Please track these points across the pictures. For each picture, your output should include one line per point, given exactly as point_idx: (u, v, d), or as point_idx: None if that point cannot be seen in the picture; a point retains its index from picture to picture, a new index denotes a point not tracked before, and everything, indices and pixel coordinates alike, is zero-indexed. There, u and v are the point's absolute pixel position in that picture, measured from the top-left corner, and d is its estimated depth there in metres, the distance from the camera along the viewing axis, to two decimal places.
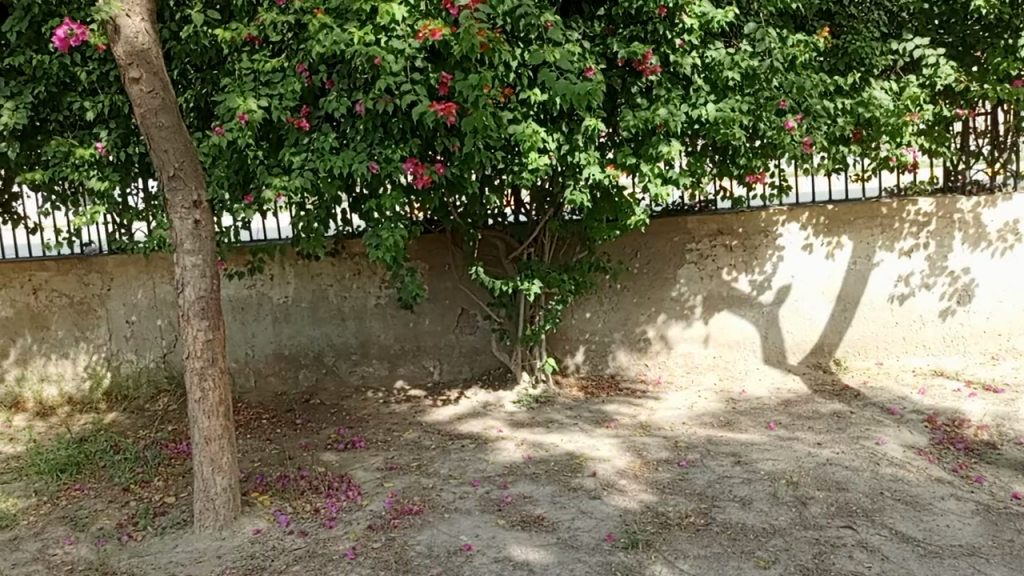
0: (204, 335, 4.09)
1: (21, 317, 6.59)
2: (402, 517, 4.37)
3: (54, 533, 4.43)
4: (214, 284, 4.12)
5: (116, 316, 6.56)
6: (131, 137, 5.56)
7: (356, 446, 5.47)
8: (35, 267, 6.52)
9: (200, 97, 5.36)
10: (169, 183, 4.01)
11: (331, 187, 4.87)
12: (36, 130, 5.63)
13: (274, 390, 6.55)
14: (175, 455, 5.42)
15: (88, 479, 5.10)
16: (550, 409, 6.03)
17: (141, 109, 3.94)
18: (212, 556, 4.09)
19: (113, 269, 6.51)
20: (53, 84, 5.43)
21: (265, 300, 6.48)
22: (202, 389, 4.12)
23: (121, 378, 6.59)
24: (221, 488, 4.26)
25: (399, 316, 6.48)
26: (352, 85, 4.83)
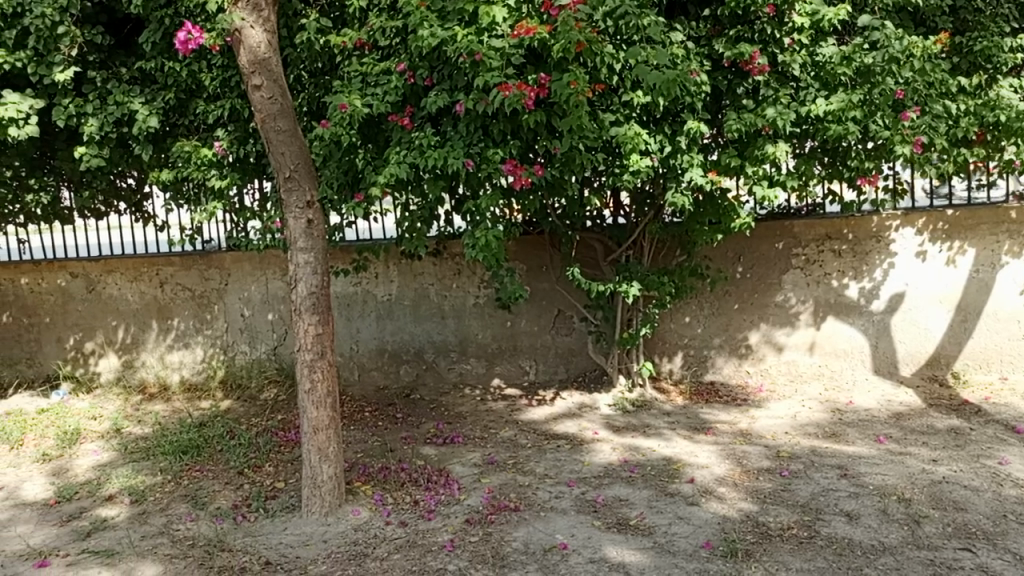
0: (315, 329, 4.28)
1: (149, 307, 7.07)
2: (500, 513, 4.45)
3: (178, 510, 4.74)
4: (324, 281, 4.31)
5: (233, 310, 6.96)
6: (248, 139, 5.85)
7: (454, 442, 5.60)
8: (162, 263, 6.99)
9: (313, 100, 5.62)
10: (285, 184, 4.22)
11: (434, 187, 4.97)
12: (166, 134, 6.02)
13: (376, 384, 6.77)
14: (285, 443, 5.70)
15: (207, 462, 5.43)
16: (647, 414, 5.99)
17: (261, 114, 4.16)
18: (319, 540, 4.27)
19: (231, 265, 6.91)
20: (182, 90, 5.79)
21: (370, 297, 6.71)
22: (312, 380, 4.32)
23: (236, 368, 6.98)
24: (328, 476, 4.46)
25: (497, 316, 6.58)
26: (453, 85, 4.90)
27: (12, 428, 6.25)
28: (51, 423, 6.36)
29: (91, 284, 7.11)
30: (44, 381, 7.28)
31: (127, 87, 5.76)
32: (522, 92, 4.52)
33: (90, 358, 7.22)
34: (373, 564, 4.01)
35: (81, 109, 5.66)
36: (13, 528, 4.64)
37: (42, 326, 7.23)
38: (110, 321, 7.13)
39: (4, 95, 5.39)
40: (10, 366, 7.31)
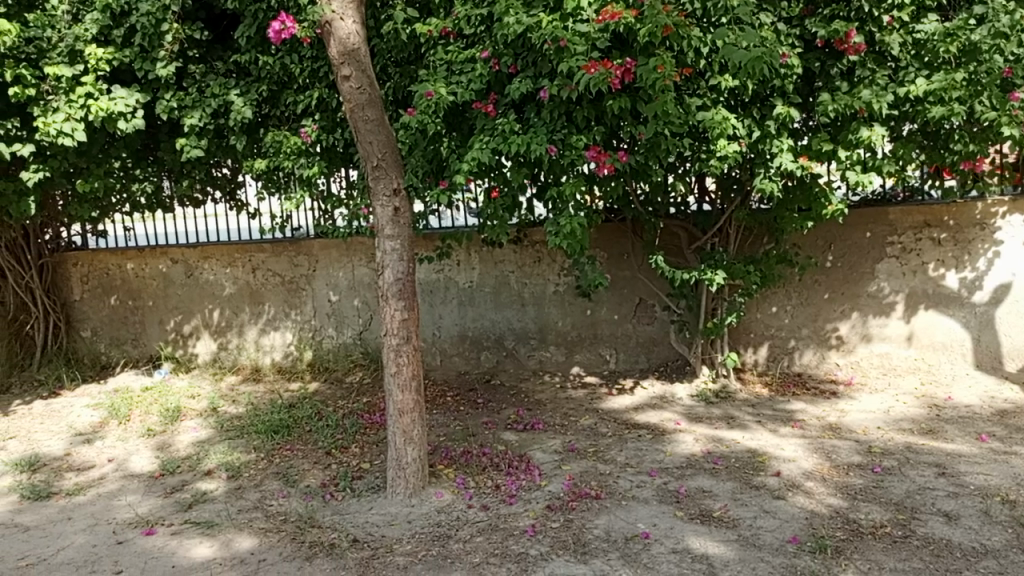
0: (400, 315, 4.37)
1: (243, 292, 7.37)
2: (581, 500, 4.46)
3: (270, 487, 4.94)
4: (410, 267, 4.40)
5: (321, 295, 7.19)
6: (336, 128, 5.96)
7: (535, 428, 5.63)
8: (254, 249, 7.27)
9: (399, 89, 5.70)
10: (373, 173, 4.31)
11: (518, 175, 5.00)
12: (259, 125, 6.24)
13: (457, 369, 6.87)
14: (370, 425, 5.86)
15: (297, 441, 5.65)
16: (731, 405, 5.88)
17: (350, 104, 4.25)
18: (403, 520, 4.37)
19: (319, 251, 7.13)
20: (274, 82, 5.97)
21: (452, 284, 6.80)
22: (398, 364, 4.41)
23: (323, 351, 7.21)
24: (412, 458, 4.56)
25: (577, 303, 6.56)
26: (537, 72, 4.89)
27: (119, 404, 6.65)
28: (154, 400, 6.73)
29: (189, 270, 7.46)
30: (148, 360, 7.71)
31: (223, 80, 5.97)
32: (607, 71, 4.49)
33: (189, 340, 7.59)
34: (456, 545, 4.08)
35: (181, 103, 5.92)
36: (122, 497, 4.94)
37: (145, 309, 7.64)
38: (207, 305, 7.47)
39: (113, 90, 5.69)
40: (117, 347, 7.75)
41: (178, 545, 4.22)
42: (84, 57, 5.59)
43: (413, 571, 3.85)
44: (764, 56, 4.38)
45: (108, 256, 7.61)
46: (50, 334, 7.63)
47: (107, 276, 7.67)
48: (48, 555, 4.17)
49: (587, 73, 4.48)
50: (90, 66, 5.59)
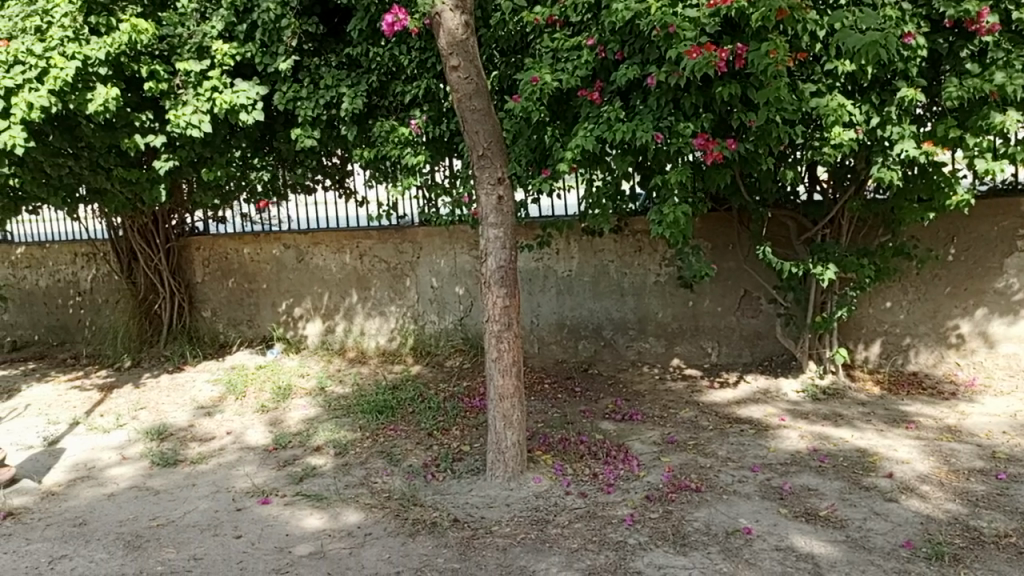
0: (502, 302, 4.43)
1: (350, 278, 7.66)
2: (680, 492, 4.42)
3: (375, 465, 5.13)
4: (512, 255, 4.44)
5: (424, 281, 7.38)
6: (442, 118, 6.11)
7: (633, 419, 5.61)
8: (362, 236, 7.53)
9: (505, 79, 5.74)
10: (478, 162, 4.37)
11: (623, 163, 4.98)
12: (368, 114, 6.37)
13: (555, 358, 6.91)
14: (470, 409, 5.99)
15: (400, 422, 5.84)
16: (839, 403, 5.67)
17: (457, 94, 4.31)
18: (502, 503, 4.45)
19: (423, 238, 7.32)
20: (383, 73, 6.14)
21: (552, 273, 6.83)
22: (499, 349, 4.49)
23: (425, 336, 7.41)
24: (511, 443, 4.63)
25: (679, 294, 6.46)
26: (645, 59, 4.83)
27: (236, 381, 7.05)
28: (268, 378, 7.10)
29: (301, 255, 7.81)
30: (261, 340, 8.12)
31: (336, 72, 6.18)
32: (710, 55, 4.39)
33: (299, 322, 7.95)
34: (554, 530, 4.12)
35: (296, 94, 6.19)
36: (240, 468, 5.24)
37: (259, 292, 8.06)
38: (316, 289, 7.80)
39: (236, 83, 6.00)
40: (234, 327, 8.22)
41: (291, 515, 4.45)
42: (211, 52, 5.93)
43: (512, 552, 3.92)
44: (879, 42, 4.22)
45: (228, 241, 8.07)
46: (175, 313, 8.13)
47: (227, 260, 8.13)
48: (175, 517, 4.48)
49: (688, 58, 4.41)
50: (216, 61, 5.92)
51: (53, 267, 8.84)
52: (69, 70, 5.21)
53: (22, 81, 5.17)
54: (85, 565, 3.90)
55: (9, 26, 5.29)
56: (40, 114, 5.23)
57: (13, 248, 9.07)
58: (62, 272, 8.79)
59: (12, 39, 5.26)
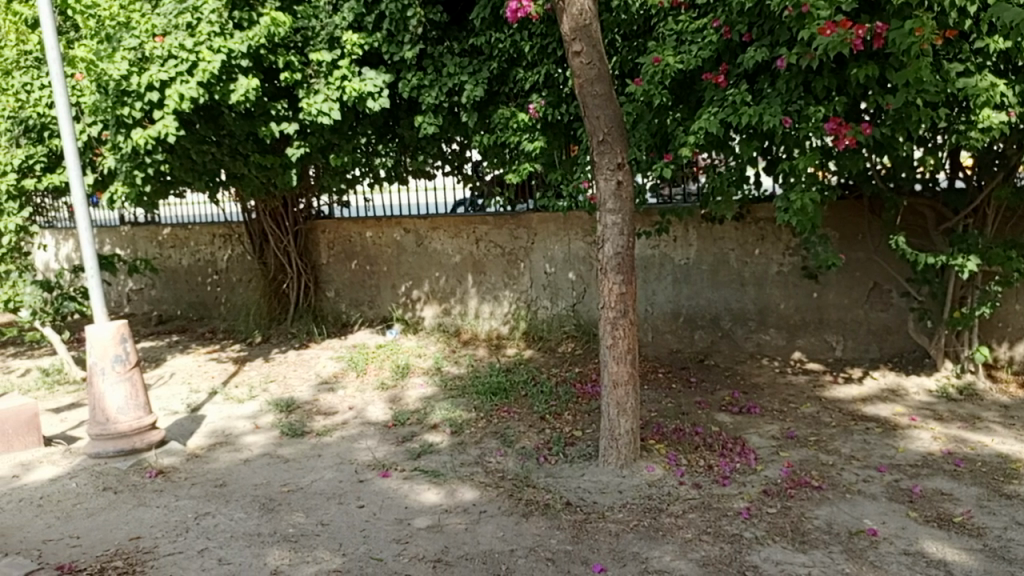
0: (618, 289, 4.41)
1: (466, 262, 7.83)
2: (800, 489, 4.29)
3: (490, 445, 5.25)
4: (630, 242, 4.40)
5: (538, 267, 7.45)
6: (561, 102, 6.08)
7: (751, 412, 5.47)
8: (478, 222, 7.69)
9: (626, 63, 5.69)
10: (598, 147, 4.34)
11: (748, 149, 4.85)
12: (489, 101, 6.48)
13: (669, 347, 6.83)
14: (582, 395, 6.01)
15: (514, 404, 5.95)
16: (977, 405, 5.32)
17: (579, 79, 4.28)
18: (614, 490, 4.46)
19: (538, 224, 7.38)
20: (504, 60, 6.20)
21: (668, 260, 6.75)
22: (613, 337, 4.47)
23: (538, 321, 7.48)
24: (625, 430, 4.62)
25: (802, 285, 6.22)
26: (774, 41, 4.66)
27: (358, 358, 7.37)
28: (387, 357, 7.38)
29: (420, 240, 8.07)
30: (381, 321, 8.46)
31: (459, 60, 6.30)
32: (846, 33, 4.14)
33: (417, 304, 8.22)
34: (668, 519, 4.09)
35: (420, 82, 6.36)
36: (362, 441, 5.49)
37: (380, 274, 8.39)
38: (434, 273, 8.03)
39: (364, 72, 6.26)
40: (356, 307, 8.60)
41: (410, 489, 4.63)
42: (342, 43, 6.18)
43: (625, 538, 3.92)
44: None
45: (352, 225, 8.45)
46: (302, 293, 8.56)
47: (350, 243, 8.51)
48: (304, 484, 4.75)
49: (821, 37, 4.18)
50: (346, 51, 6.18)
51: (194, 247, 9.51)
52: (215, 62, 5.57)
53: (174, 74, 5.57)
54: (225, 522, 4.19)
55: (163, 22, 5.66)
56: (190, 104, 5.62)
57: (161, 229, 9.83)
58: (201, 252, 9.44)
59: (165, 33, 5.64)
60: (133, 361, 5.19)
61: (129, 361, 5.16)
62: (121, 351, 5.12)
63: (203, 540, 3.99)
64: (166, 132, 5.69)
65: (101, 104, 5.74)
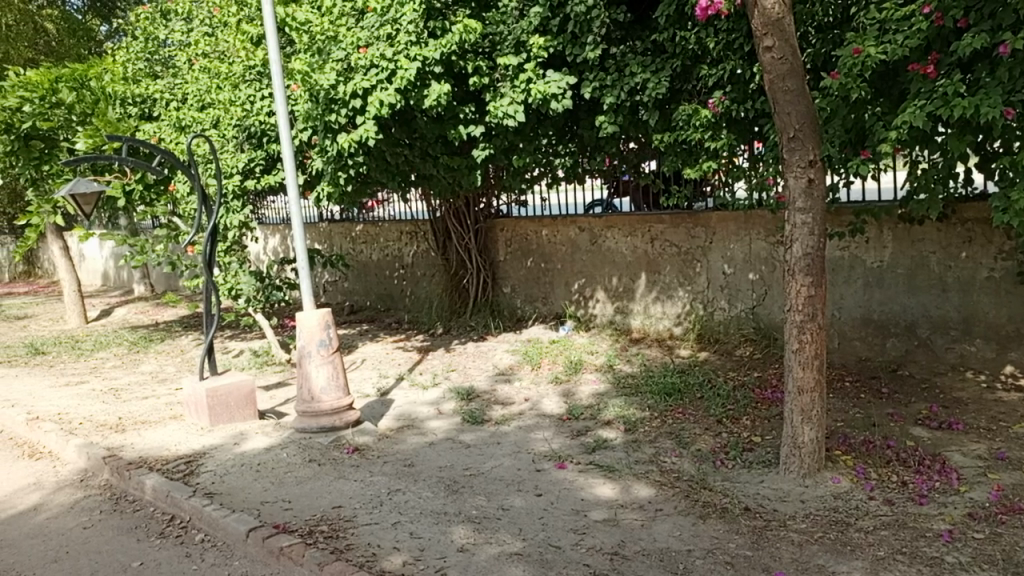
0: (807, 291, 4.23)
1: (641, 261, 7.81)
2: (1013, 515, 3.92)
3: (664, 445, 5.23)
4: (821, 242, 4.21)
5: (715, 267, 7.28)
6: (747, 99, 5.91)
7: (953, 428, 5.06)
8: (654, 220, 7.65)
9: (819, 57, 5.44)
10: (787, 144, 4.19)
11: (960, 143, 4.48)
12: (671, 99, 6.43)
13: (858, 355, 6.46)
14: (761, 400, 5.83)
15: (689, 405, 5.88)
16: None
17: (770, 75, 4.14)
18: (796, 499, 4.30)
19: (716, 223, 7.21)
20: (688, 57, 6.11)
21: (859, 263, 6.37)
22: (800, 341, 4.30)
23: (713, 323, 7.32)
24: (810, 438, 4.44)
25: (1017, 293, 5.64)
26: (996, 25, 4.30)
27: (533, 352, 7.58)
28: (560, 352, 7.54)
29: (594, 238, 8.17)
30: (555, 317, 8.64)
31: (642, 58, 6.28)
32: None
33: (590, 302, 8.31)
34: (857, 534, 3.90)
35: (602, 83, 6.43)
36: (537, 432, 5.66)
37: (555, 272, 8.57)
38: (608, 271, 8.09)
39: (548, 74, 6.41)
40: (531, 303, 8.85)
41: (585, 482, 4.72)
42: (528, 46, 6.39)
43: (809, 549, 3.78)
44: None
45: (529, 223, 8.71)
46: (481, 288, 8.93)
47: (526, 241, 8.77)
48: (485, 470, 4.99)
49: None
50: (532, 54, 6.37)
51: (383, 243, 10.19)
52: (412, 69, 5.96)
53: (375, 82, 6.02)
54: (415, 500, 4.50)
55: (366, 35, 6.11)
56: (388, 109, 6.05)
57: (355, 225, 10.61)
58: (389, 248, 10.10)
59: (368, 44, 6.10)
60: (335, 346, 5.69)
61: (331, 346, 5.67)
62: (325, 337, 5.63)
63: (395, 514, 4.31)
64: (367, 136, 6.13)
65: (313, 112, 6.37)
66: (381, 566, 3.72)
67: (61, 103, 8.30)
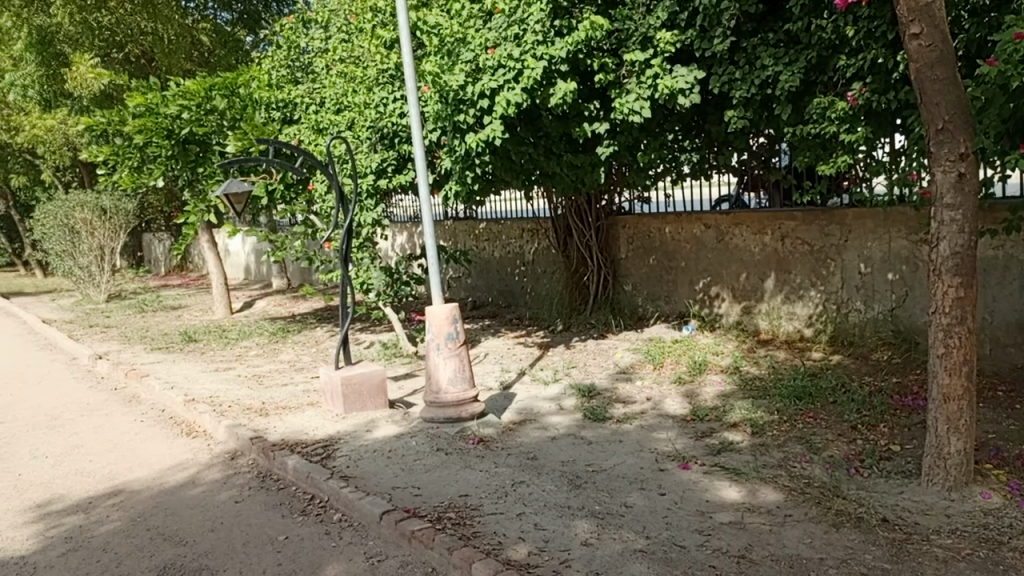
0: (954, 293, 3.96)
1: (770, 259, 7.56)
2: None
3: (794, 450, 5.05)
4: (972, 240, 3.93)
5: (851, 266, 6.95)
6: (890, 90, 5.60)
7: None
8: (785, 218, 7.39)
9: (973, 42, 5.12)
10: (935, 136, 3.95)
11: None
12: (805, 91, 6.20)
13: (1012, 362, 6.00)
14: (901, 407, 5.53)
15: (821, 410, 5.66)
16: None
17: (917, 64, 3.92)
18: (941, 513, 4.05)
19: (852, 220, 6.89)
20: (824, 48, 5.82)
21: (1015, 264, 5.91)
22: (946, 346, 4.04)
23: (848, 325, 7.00)
24: (957, 449, 4.16)
25: None
26: None
27: (655, 351, 7.50)
28: (683, 352, 7.43)
29: (720, 235, 7.98)
30: (678, 316, 8.52)
31: (774, 50, 6.03)
32: None
33: (715, 301, 8.13)
34: (1011, 553, 3.64)
35: (731, 77, 6.28)
36: (660, 432, 5.61)
37: (679, 270, 8.44)
38: (734, 269, 7.88)
39: (675, 69, 6.32)
40: (653, 302, 8.76)
41: (710, 484, 4.64)
42: (654, 42, 6.31)
43: (955, 567, 3.56)
44: None
45: (652, 220, 8.63)
46: (602, 286, 8.91)
47: (649, 238, 8.69)
48: (607, 467, 5.00)
49: None
50: (659, 50, 6.29)
51: (505, 240, 10.37)
52: (538, 68, 6.03)
53: (503, 81, 6.15)
54: (539, 492, 4.57)
55: (494, 36, 6.26)
56: (515, 108, 6.15)
57: (478, 223, 10.85)
58: (512, 245, 10.26)
59: (496, 45, 6.24)
60: (462, 340, 5.87)
61: (458, 339, 5.85)
62: (452, 330, 5.81)
63: (520, 505, 4.40)
64: (493, 135, 6.28)
65: (443, 113, 6.59)
66: (506, 555, 3.81)
67: (214, 109, 8.96)
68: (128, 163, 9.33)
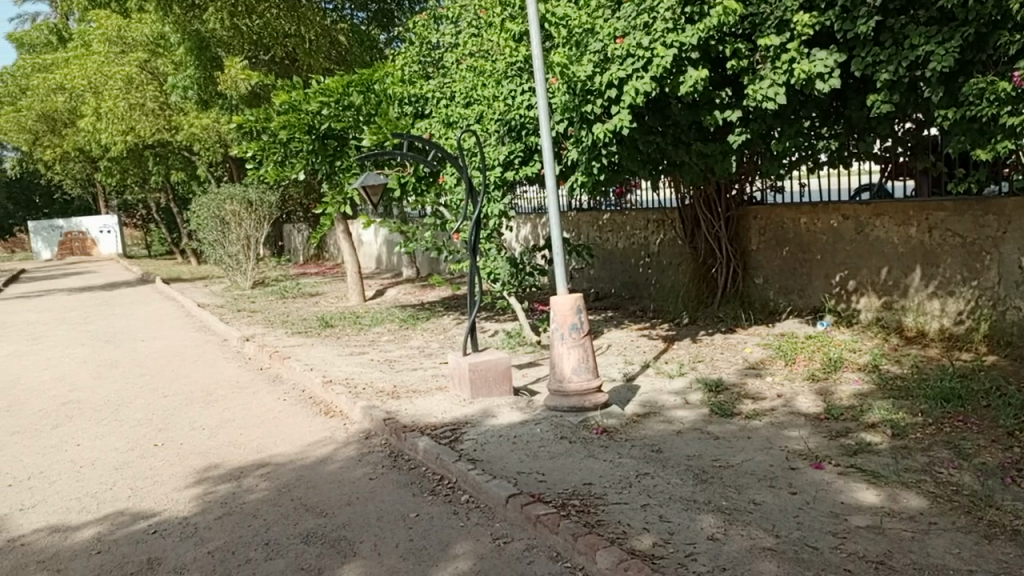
0: None
1: (915, 252, 7.11)
2: None
3: (940, 454, 4.74)
4: None
5: (1009, 260, 6.43)
6: None
7: None
8: (934, 208, 6.92)
9: None
10: None
11: None
12: (959, 71, 5.76)
13: None
14: None
15: (971, 414, 5.27)
16: None
17: None
18: None
19: (1012, 211, 6.37)
20: (984, 24, 5.37)
21: None
22: None
23: (1005, 323, 6.48)
24: None
25: None
26: None
27: (787, 347, 7.23)
28: (817, 349, 7.12)
29: (860, 227, 7.58)
30: (811, 311, 8.16)
31: (925, 28, 5.64)
32: None
33: (853, 296, 7.74)
34: None
35: (876, 58, 5.92)
36: (791, 430, 5.41)
37: (814, 263, 8.08)
38: (875, 262, 7.46)
39: (814, 52, 6.05)
40: (784, 296, 8.43)
41: (846, 486, 4.44)
42: (792, 25, 6.04)
43: None
44: None
45: (785, 211, 8.31)
46: (730, 278, 8.70)
47: (782, 230, 8.37)
48: (735, 463, 4.88)
49: None
50: (796, 33, 6.02)
51: (630, 231, 10.28)
52: (668, 56, 5.93)
53: (631, 71, 6.10)
54: (663, 485, 4.53)
55: (623, 25, 6.16)
56: (643, 98, 6.11)
57: (602, 214, 10.81)
58: (636, 236, 10.16)
59: (625, 34, 6.15)
60: (586, 330, 5.88)
61: (582, 330, 5.87)
62: (576, 320, 5.84)
63: (645, 496, 4.38)
64: (621, 125, 6.24)
65: (570, 104, 6.63)
66: (631, 544, 3.82)
67: (351, 105, 9.40)
68: (273, 158, 9.95)
